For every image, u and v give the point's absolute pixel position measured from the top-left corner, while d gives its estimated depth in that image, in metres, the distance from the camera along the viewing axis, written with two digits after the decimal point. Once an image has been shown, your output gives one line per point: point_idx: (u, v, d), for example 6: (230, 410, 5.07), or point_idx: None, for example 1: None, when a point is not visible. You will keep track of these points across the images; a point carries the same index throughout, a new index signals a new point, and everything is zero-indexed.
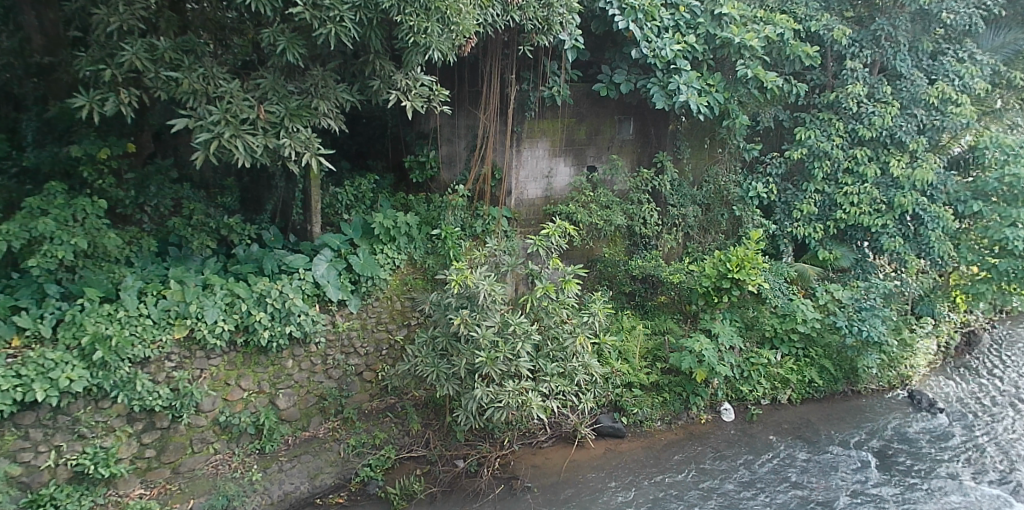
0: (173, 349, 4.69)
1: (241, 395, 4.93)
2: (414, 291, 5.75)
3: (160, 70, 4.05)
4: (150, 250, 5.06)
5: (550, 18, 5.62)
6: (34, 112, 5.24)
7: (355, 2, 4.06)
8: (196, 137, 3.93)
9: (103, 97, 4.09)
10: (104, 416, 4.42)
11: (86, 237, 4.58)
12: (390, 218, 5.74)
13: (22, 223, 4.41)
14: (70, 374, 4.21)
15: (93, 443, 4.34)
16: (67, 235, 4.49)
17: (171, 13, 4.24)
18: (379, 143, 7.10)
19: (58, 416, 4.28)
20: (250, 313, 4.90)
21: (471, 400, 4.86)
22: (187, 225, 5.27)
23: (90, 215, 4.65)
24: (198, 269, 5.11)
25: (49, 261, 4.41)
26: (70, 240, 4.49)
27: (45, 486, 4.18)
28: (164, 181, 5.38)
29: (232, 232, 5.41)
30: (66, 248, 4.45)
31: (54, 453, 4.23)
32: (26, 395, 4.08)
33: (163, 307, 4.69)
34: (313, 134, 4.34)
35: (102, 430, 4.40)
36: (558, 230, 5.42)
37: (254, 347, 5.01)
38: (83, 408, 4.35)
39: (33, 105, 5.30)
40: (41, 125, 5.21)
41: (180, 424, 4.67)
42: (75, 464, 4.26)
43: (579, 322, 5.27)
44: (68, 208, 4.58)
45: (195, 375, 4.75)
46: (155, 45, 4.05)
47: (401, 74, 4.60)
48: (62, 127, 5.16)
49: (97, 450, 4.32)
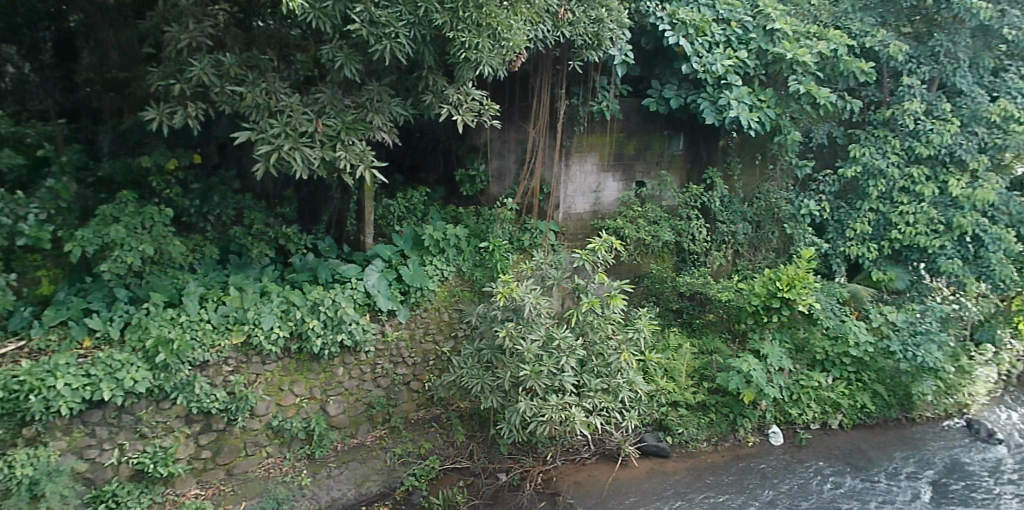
0: (231, 353, 4.81)
1: (293, 401, 5.03)
2: (461, 303, 5.77)
3: (227, 84, 4.19)
4: (212, 257, 5.26)
5: (601, 33, 5.64)
6: (110, 124, 5.47)
7: (410, 19, 4.23)
8: (258, 149, 4.06)
9: (173, 110, 4.25)
10: (164, 416, 4.56)
11: (152, 244, 4.76)
12: (440, 230, 5.88)
13: (96, 229, 4.63)
14: (134, 375, 4.37)
15: (153, 442, 4.49)
16: (135, 242, 4.67)
17: (238, 30, 4.45)
18: (432, 158, 7.04)
19: (122, 415, 4.44)
20: (304, 320, 5.01)
21: (514, 413, 4.85)
22: (247, 234, 5.44)
23: (158, 222, 4.85)
24: (256, 276, 5.26)
25: (118, 266, 4.58)
26: (138, 247, 4.66)
27: (108, 482, 4.35)
28: (226, 192, 5.56)
29: (289, 241, 5.57)
30: (134, 254, 4.64)
31: (118, 451, 4.39)
32: (95, 393, 4.26)
33: (223, 313, 4.83)
34: (368, 147, 4.41)
35: (162, 430, 4.55)
36: (604, 245, 5.37)
37: (307, 354, 5.11)
38: (146, 408, 4.51)
39: (109, 118, 5.56)
40: (116, 137, 5.46)
41: (236, 427, 4.78)
42: (136, 462, 4.41)
43: (624, 337, 5.28)
44: (138, 216, 4.78)
45: (251, 380, 4.87)
46: (222, 61, 4.21)
47: (454, 88, 4.67)
48: (134, 139, 5.41)
49: (157, 449, 4.46)
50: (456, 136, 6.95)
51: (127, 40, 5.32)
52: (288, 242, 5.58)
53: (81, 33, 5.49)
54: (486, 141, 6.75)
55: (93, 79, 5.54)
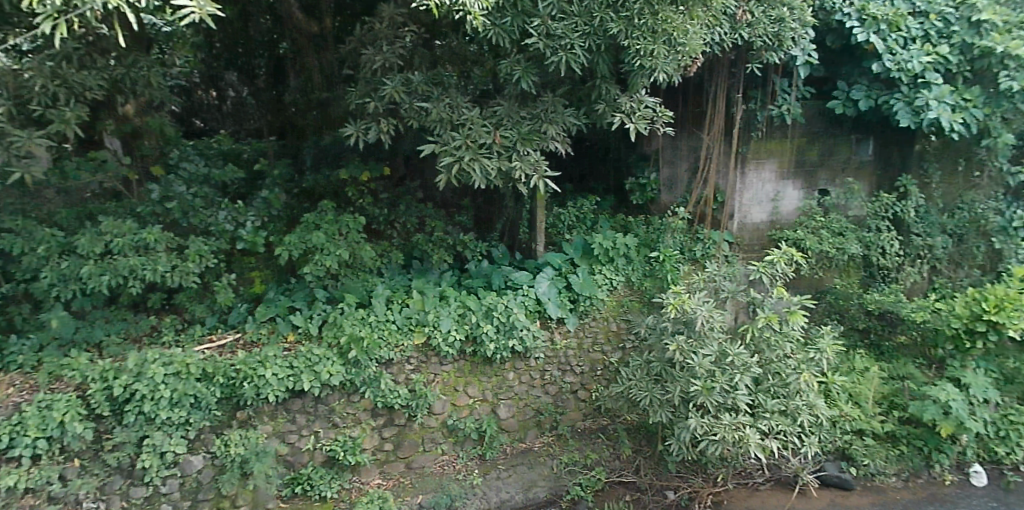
0: (412, 353, 5.09)
1: (467, 402, 5.21)
2: (630, 313, 5.69)
3: (414, 101, 4.49)
4: (398, 262, 5.63)
5: (782, 33, 5.34)
6: (313, 141, 6.08)
7: (585, 29, 4.27)
8: (441, 161, 4.26)
9: (368, 126, 4.61)
10: (354, 408, 4.93)
11: (349, 250, 5.16)
12: (610, 239, 5.85)
13: (301, 235, 5.12)
14: (330, 368, 4.77)
15: (344, 432, 4.88)
16: (333, 247, 5.10)
17: (423, 50, 4.82)
18: (601, 166, 7.21)
19: (318, 405, 4.85)
20: (478, 324, 5.19)
21: (684, 430, 4.69)
22: (428, 242, 5.77)
23: (352, 230, 5.24)
24: (436, 281, 5.55)
25: (317, 270, 5.01)
26: (335, 251, 5.08)
27: (305, 466, 4.78)
28: (411, 201, 5.94)
29: (466, 248, 5.85)
30: (332, 258, 5.06)
31: (314, 437, 4.82)
32: (297, 383, 4.69)
33: (406, 315, 5.15)
34: (542, 157, 4.48)
35: (351, 421, 4.93)
36: (784, 257, 5.08)
37: (481, 357, 5.27)
38: (338, 400, 4.90)
39: (312, 135, 6.13)
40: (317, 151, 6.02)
41: (415, 423, 5.04)
42: (328, 449, 4.80)
43: (805, 358, 4.93)
44: (338, 223, 5.23)
45: (430, 379, 5.12)
46: (411, 80, 4.55)
47: (626, 97, 4.66)
48: (332, 153, 5.93)
49: (346, 439, 4.84)
50: (625, 142, 6.99)
51: (329, 64, 5.92)
52: (465, 249, 5.87)
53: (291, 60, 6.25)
54: (658, 148, 6.80)
55: (298, 101, 6.24)
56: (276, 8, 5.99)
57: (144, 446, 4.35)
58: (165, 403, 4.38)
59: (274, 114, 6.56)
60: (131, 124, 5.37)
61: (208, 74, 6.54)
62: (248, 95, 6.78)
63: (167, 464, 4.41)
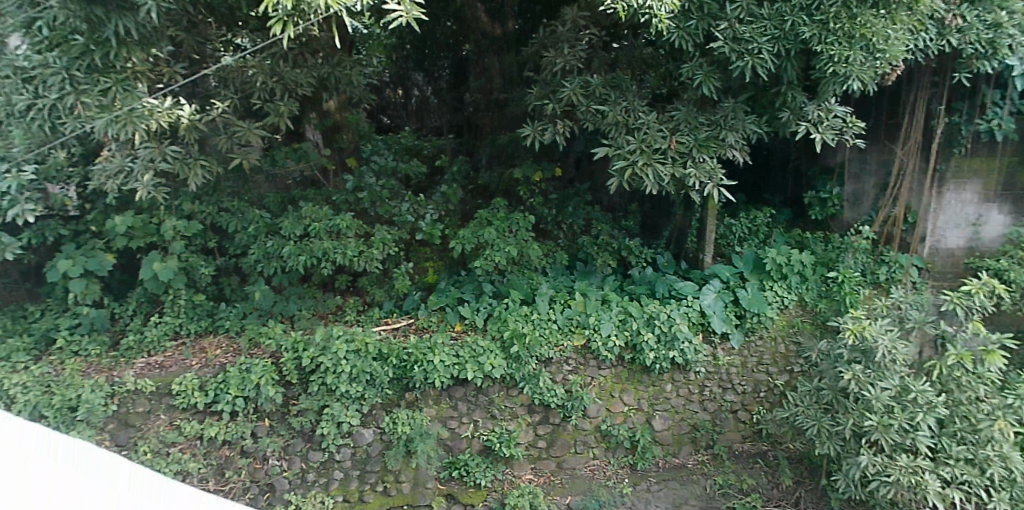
0: (571, 354, 5.16)
1: (622, 409, 5.15)
2: (800, 335, 5.38)
3: (591, 104, 4.55)
4: (562, 263, 5.74)
5: (998, 39, 4.81)
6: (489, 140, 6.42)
7: (774, 33, 4.06)
8: (614, 164, 4.29)
9: (544, 128, 4.71)
10: (512, 402, 5.04)
11: (517, 246, 5.37)
12: (784, 254, 5.62)
13: (474, 231, 5.42)
14: (492, 361, 4.89)
15: (501, 424, 4.98)
16: (503, 244, 5.33)
17: (603, 53, 4.91)
18: (779, 177, 6.97)
19: (479, 395, 5.03)
20: (639, 332, 5.13)
21: (853, 467, 4.35)
22: (594, 244, 5.88)
23: (521, 227, 5.50)
24: (599, 284, 5.58)
25: (487, 264, 5.26)
26: (505, 247, 5.31)
27: (462, 452, 4.92)
28: (579, 203, 6.11)
29: (630, 254, 5.82)
30: (501, 254, 5.29)
31: (473, 425, 4.97)
32: (461, 372, 4.87)
33: (568, 315, 5.22)
34: (718, 165, 4.36)
35: (509, 414, 5.03)
36: (983, 288, 4.62)
37: (639, 365, 5.22)
38: (497, 392, 5.04)
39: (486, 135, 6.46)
40: (493, 151, 6.34)
41: (569, 424, 5.05)
42: (485, 438, 4.93)
43: (1002, 403, 4.34)
44: (508, 221, 5.49)
45: (587, 382, 5.13)
46: (588, 83, 4.62)
47: (814, 105, 4.39)
48: (507, 152, 6.20)
49: (503, 431, 4.94)
50: (807, 154, 6.59)
51: (508, 65, 6.30)
52: (629, 255, 5.83)
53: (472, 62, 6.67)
54: (844, 161, 6.26)
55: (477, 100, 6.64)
56: (462, 12, 6.36)
57: (324, 414, 4.74)
58: (345, 377, 4.76)
59: (451, 114, 7.22)
60: (331, 119, 6.02)
61: (398, 74, 7.36)
62: (430, 95, 7.43)
63: (342, 434, 4.74)
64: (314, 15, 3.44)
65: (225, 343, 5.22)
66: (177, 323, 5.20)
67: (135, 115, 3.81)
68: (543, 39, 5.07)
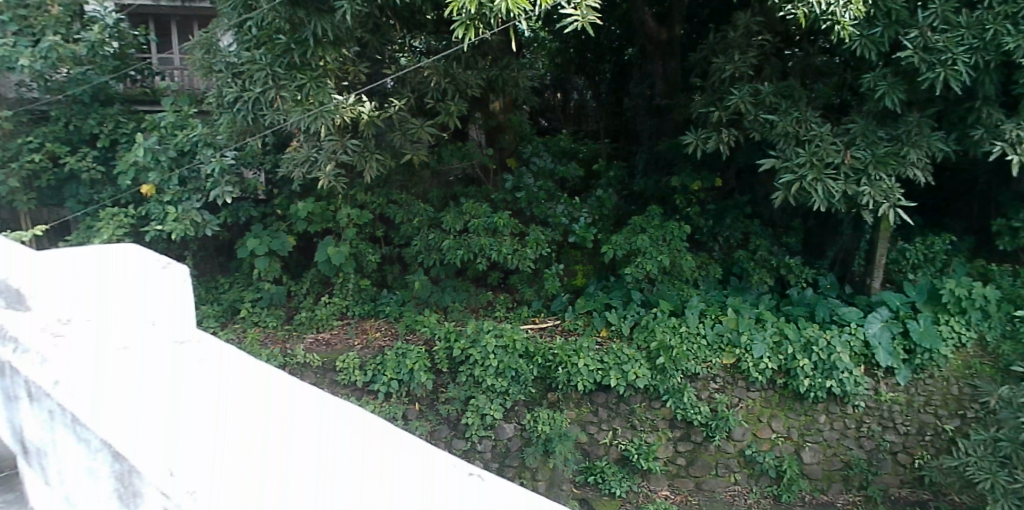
0: (719, 372, 5.37)
1: (769, 436, 5.33)
2: (979, 377, 5.11)
3: (758, 113, 4.61)
4: (714, 276, 6.07)
5: None
6: (648, 145, 7.33)
7: (972, 43, 3.69)
8: (781, 178, 4.22)
9: (707, 135, 4.85)
10: (653, 414, 5.38)
11: (669, 255, 5.74)
12: (966, 286, 5.35)
13: (628, 237, 5.86)
14: (637, 371, 5.23)
15: (640, 436, 5.36)
16: (656, 252, 5.71)
17: (773, 59, 4.98)
18: (965, 202, 6.56)
19: (620, 403, 5.40)
20: (794, 357, 5.22)
21: None
22: (750, 260, 6.23)
23: (675, 236, 5.85)
24: (752, 302, 5.84)
25: (638, 271, 5.65)
26: (658, 256, 5.68)
27: (600, 458, 5.39)
28: (738, 215, 6.48)
29: (791, 272, 6.17)
30: (653, 262, 5.65)
31: (611, 433, 5.41)
32: (604, 378, 5.25)
33: (718, 331, 5.42)
34: (897, 185, 4.13)
35: (649, 427, 5.38)
36: None
37: (792, 392, 5.32)
38: (639, 402, 5.39)
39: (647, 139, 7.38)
40: (652, 157, 7.16)
41: (711, 445, 5.33)
42: (623, 448, 5.35)
43: None
44: (661, 229, 5.88)
45: (734, 402, 5.35)
46: (757, 90, 4.68)
47: (1016, 123, 3.95)
48: (665, 160, 6.98)
49: (642, 444, 5.31)
50: (999, 178, 6.05)
51: (671, 72, 7.03)
52: (789, 272, 6.18)
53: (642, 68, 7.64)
54: None
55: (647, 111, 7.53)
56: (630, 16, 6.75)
57: (469, 405, 5.30)
58: (491, 371, 5.29)
59: (613, 118, 8.43)
60: (496, 119, 6.64)
61: (562, 79, 8.50)
62: (589, 98, 8.58)
63: (485, 426, 5.26)
64: (494, 19, 3.68)
65: (382, 325, 6.19)
66: (343, 305, 6.28)
67: (325, 109, 4.12)
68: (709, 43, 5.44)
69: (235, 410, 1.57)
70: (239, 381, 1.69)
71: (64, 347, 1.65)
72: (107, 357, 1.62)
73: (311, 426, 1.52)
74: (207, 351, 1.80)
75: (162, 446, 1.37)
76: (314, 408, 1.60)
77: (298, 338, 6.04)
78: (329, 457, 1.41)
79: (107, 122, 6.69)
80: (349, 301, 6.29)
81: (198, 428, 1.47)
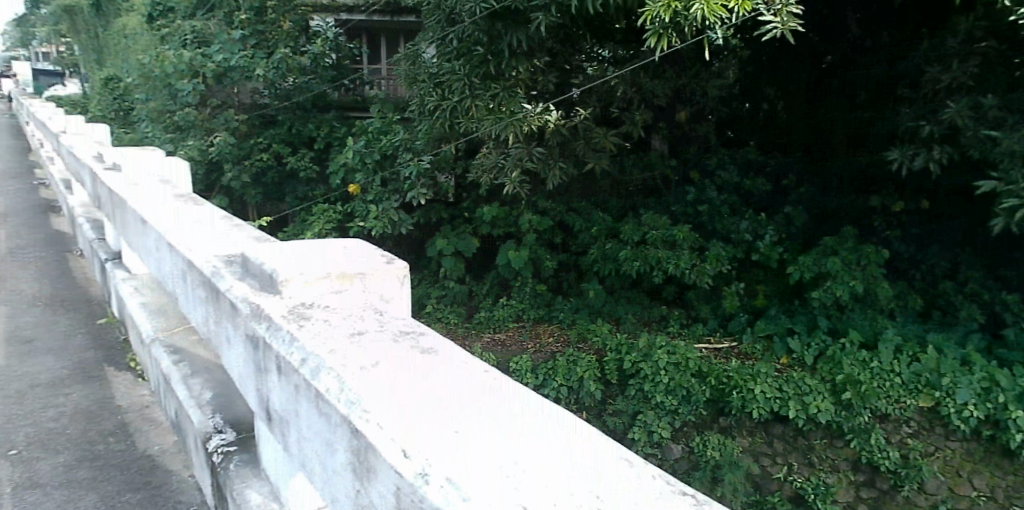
0: (915, 415, 9.86)
1: (968, 490, 9.39)
2: None
3: (983, 123, 8.50)
4: (916, 305, 11.38)
5: None
6: (849, 113, 12.65)
7: None
8: (1010, 201, 6.84)
9: (924, 150, 9.32)
10: (838, 453, 9.95)
11: (865, 282, 11.12)
12: None
13: (819, 262, 11.46)
14: (822, 408, 9.94)
15: (820, 474, 9.87)
16: (852, 280, 11.10)
17: (1010, 76, 8.84)
18: None
19: (798, 438, 10.19)
20: (1005, 409, 9.41)
21: None
22: (912, 291, 11.56)
23: (871, 265, 11.29)
24: (960, 340, 10.64)
25: (829, 294, 11.04)
26: (853, 283, 11.05)
27: (773, 492, 9.96)
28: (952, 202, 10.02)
29: (1006, 307, 10.80)
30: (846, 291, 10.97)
31: (792, 468, 10.02)
32: (748, 407, 10.21)
33: (914, 371, 10.17)
34: None
35: (782, 464, 10.09)
36: None
37: (1001, 449, 9.45)
38: (824, 440, 10.07)
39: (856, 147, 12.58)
40: (866, 183, 12.48)
41: (900, 492, 9.53)
42: (799, 486, 9.87)
43: None
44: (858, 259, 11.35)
45: (928, 451, 9.61)
46: (979, 104, 8.67)
47: None
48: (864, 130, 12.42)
49: (822, 484, 9.76)
50: (976, 220, 11.43)
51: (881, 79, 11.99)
52: (1002, 308, 10.86)
53: (863, 55, 12.44)
54: None
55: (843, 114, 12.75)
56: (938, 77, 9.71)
57: (640, 421, 10.53)
58: (662, 392, 10.61)
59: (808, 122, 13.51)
60: (682, 128, 14.02)
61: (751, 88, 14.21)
62: (779, 112, 14.05)
63: (652, 443, 10.46)
64: (682, 18, 6.45)
65: (560, 329, 13.35)
66: (522, 307, 13.94)
67: (516, 120, 10.06)
68: (940, 59, 9.81)
69: (482, 411, 2.02)
70: (478, 390, 2.17)
71: (361, 371, 2.25)
72: (346, 340, 2.50)
73: (456, 403, 2.07)
74: (450, 369, 2.33)
75: (426, 429, 1.89)
76: (544, 415, 1.99)
77: (516, 341, 13.16)
78: (478, 436, 1.86)
79: (356, 126, 15.85)
80: (566, 313, 13.54)
81: (449, 418, 1.99)
